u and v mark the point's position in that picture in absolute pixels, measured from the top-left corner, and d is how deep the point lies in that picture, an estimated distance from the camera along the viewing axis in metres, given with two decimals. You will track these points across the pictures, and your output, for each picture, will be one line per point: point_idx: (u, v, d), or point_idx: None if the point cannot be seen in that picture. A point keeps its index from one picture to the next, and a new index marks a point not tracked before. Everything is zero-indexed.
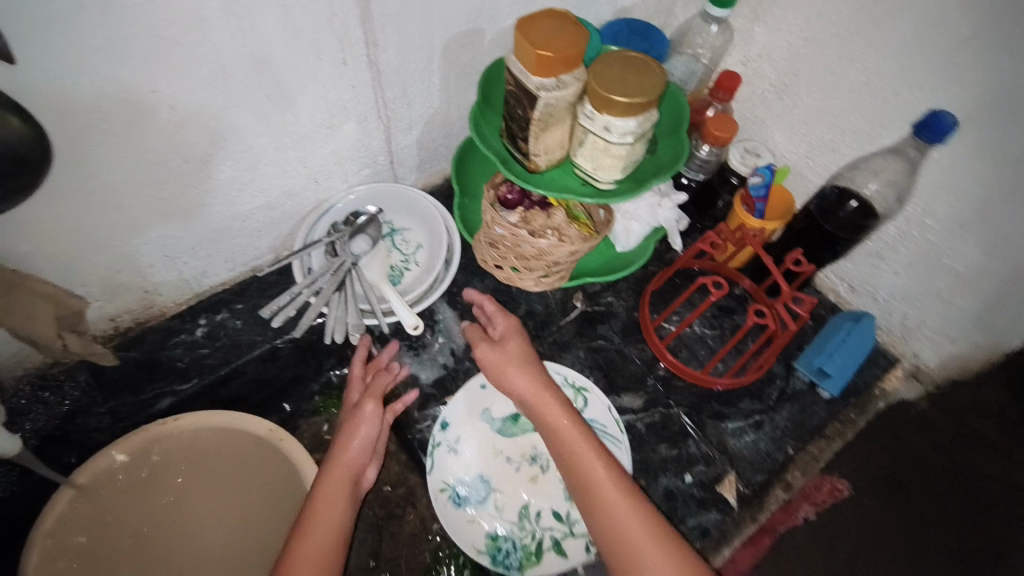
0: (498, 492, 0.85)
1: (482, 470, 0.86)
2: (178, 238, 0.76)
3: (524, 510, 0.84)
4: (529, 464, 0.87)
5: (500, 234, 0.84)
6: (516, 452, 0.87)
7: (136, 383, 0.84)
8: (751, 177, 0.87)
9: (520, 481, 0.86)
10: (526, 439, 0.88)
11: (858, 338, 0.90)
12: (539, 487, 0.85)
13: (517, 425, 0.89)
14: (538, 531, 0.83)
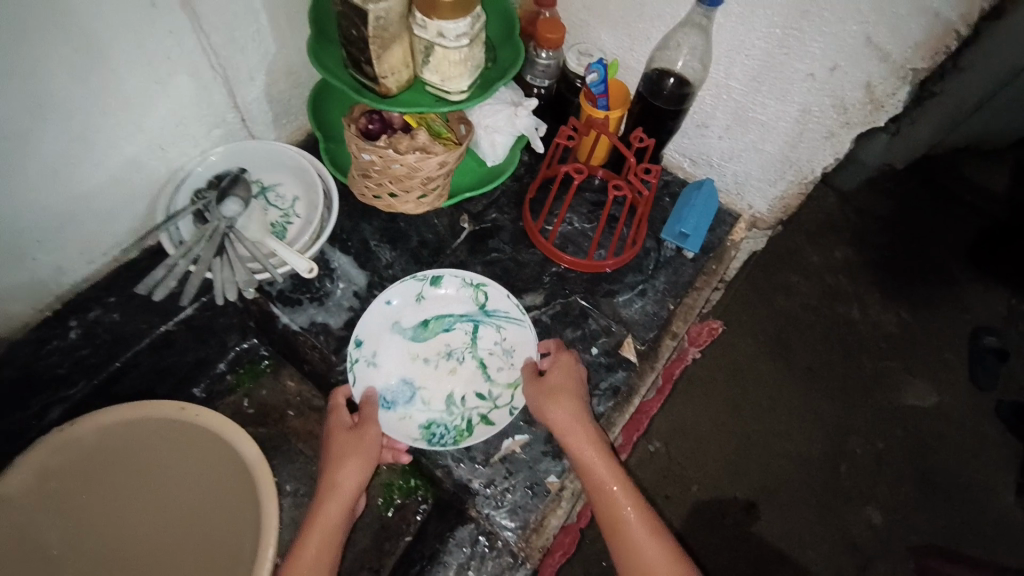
0: (423, 390, 0.88)
1: (402, 375, 0.88)
2: (15, 227, 0.72)
3: (449, 398, 0.88)
4: (446, 360, 0.90)
5: (368, 161, 0.83)
6: (431, 352, 0.90)
7: (17, 400, 0.80)
8: (588, 76, 0.95)
9: (441, 376, 0.89)
10: (439, 339, 0.91)
11: (705, 199, 1.07)
12: (460, 376, 0.89)
13: (426, 329, 0.91)
14: (466, 412, 0.87)
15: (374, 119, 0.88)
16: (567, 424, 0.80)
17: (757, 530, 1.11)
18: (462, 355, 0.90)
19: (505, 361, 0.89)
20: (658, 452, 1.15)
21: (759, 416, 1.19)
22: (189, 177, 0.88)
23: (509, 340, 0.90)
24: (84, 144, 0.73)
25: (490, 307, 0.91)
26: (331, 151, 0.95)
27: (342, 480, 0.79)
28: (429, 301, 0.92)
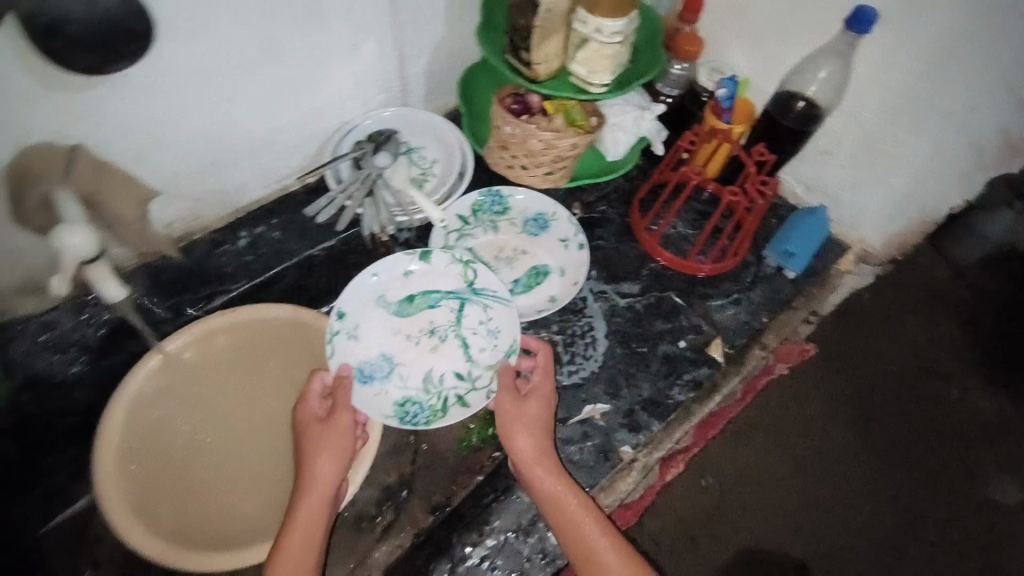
0: (402, 365, 0.91)
1: (383, 349, 0.91)
2: (227, 145, 0.86)
3: (427, 375, 0.91)
4: (427, 337, 0.93)
5: (509, 133, 0.92)
6: (415, 328, 0.93)
7: (192, 284, 0.94)
8: (718, 90, 1.01)
9: (421, 352, 0.92)
10: (424, 315, 0.94)
11: (816, 226, 1.08)
12: (442, 353, 0.92)
13: (432, 306, 0.94)
14: (443, 391, 0.90)
15: (518, 100, 0.95)
16: (533, 457, 0.80)
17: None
18: (430, 335, 0.93)
19: (482, 342, 0.92)
20: (709, 489, 1.10)
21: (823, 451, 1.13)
22: (355, 128, 1.01)
23: (494, 321, 0.93)
24: (289, 86, 0.86)
25: (479, 286, 0.94)
26: (470, 128, 1.06)
27: (317, 473, 0.76)
28: (435, 280, 0.95)
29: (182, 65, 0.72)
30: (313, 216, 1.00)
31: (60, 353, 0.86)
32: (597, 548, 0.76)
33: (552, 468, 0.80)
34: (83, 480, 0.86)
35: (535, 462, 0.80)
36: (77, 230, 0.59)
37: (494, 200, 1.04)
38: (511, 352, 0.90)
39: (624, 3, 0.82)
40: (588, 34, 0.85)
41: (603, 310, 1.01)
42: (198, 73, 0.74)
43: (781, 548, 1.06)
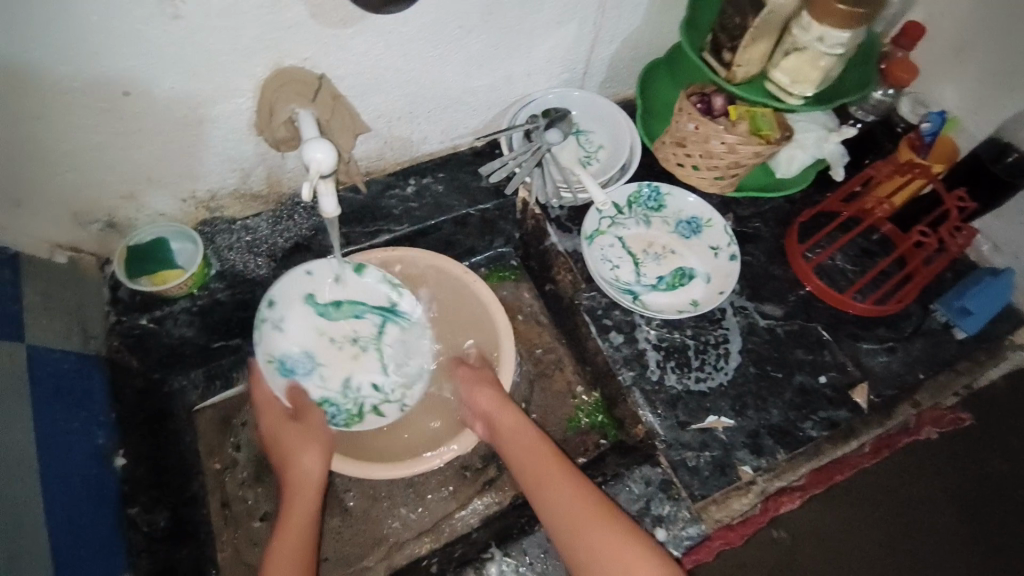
0: (323, 367, 0.94)
1: (304, 346, 0.94)
2: (425, 97, 0.92)
3: (346, 381, 0.95)
4: (349, 345, 0.96)
5: (690, 130, 0.92)
6: (337, 333, 0.95)
7: (363, 217, 1.02)
8: (920, 123, 0.97)
9: (341, 358, 0.95)
10: (347, 322, 0.96)
11: (1000, 290, 0.98)
12: (360, 364, 0.95)
13: (331, 311, 0.95)
14: (360, 399, 0.95)
15: (702, 99, 0.94)
16: (529, 437, 0.86)
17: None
18: (354, 345, 0.96)
19: (402, 359, 0.98)
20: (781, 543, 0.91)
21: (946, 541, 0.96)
22: (533, 102, 1.04)
23: (409, 346, 0.98)
24: (495, 53, 0.90)
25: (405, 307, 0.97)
26: (644, 120, 1.07)
27: (303, 463, 0.84)
28: (377, 297, 0.96)
29: (414, 17, 0.77)
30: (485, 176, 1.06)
31: (252, 254, 0.95)
32: (585, 513, 0.75)
33: (548, 447, 0.84)
34: (240, 369, 1.04)
35: (532, 443, 0.85)
36: (324, 147, 0.69)
37: (651, 195, 1.04)
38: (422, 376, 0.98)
39: (857, 19, 0.78)
40: (805, 42, 0.83)
41: (742, 326, 0.97)
42: (424, 26, 0.79)
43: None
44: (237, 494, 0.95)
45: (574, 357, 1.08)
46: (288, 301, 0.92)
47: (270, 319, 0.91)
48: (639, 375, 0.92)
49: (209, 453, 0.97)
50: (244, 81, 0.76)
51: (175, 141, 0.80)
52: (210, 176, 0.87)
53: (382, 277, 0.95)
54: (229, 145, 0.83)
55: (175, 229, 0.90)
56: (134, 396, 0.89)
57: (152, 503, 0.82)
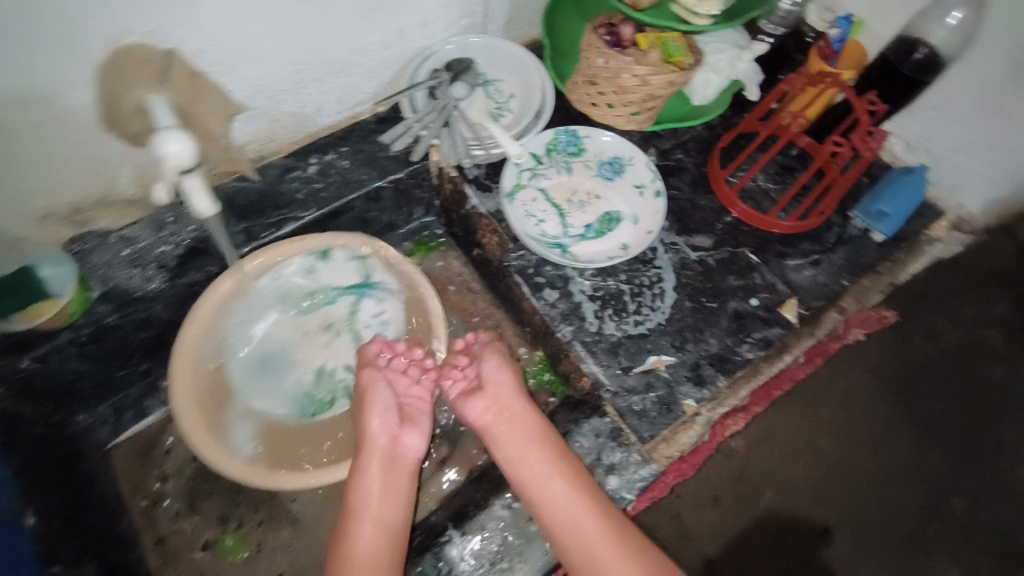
0: (297, 358, 0.93)
1: (280, 341, 0.93)
2: (308, 64, 0.82)
3: (320, 368, 0.93)
4: (324, 331, 0.95)
5: (601, 66, 0.86)
6: (312, 323, 0.95)
7: (264, 208, 0.93)
8: (829, 30, 0.94)
9: (316, 347, 0.94)
10: (322, 311, 0.96)
11: (913, 187, 1.00)
12: (334, 349, 0.94)
13: (307, 304, 0.95)
14: (336, 384, 0.92)
15: (611, 31, 0.89)
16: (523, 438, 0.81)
17: (825, 558, 0.93)
18: (330, 332, 0.95)
19: (376, 333, 0.95)
20: (734, 452, 0.98)
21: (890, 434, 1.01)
22: (433, 57, 0.96)
23: (387, 314, 0.96)
24: (378, 5, 0.81)
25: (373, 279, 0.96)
26: (553, 62, 1.01)
27: (406, 444, 0.83)
28: (344, 279, 0.96)
29: None
30: (388, 143, 0.98)
31: (139, 268, 0.86)
32: (584, 526, 0.76)
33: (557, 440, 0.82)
34: (153, 395, 0.95)
35: (518, 423, 0.83)
36: (180, 137, 0.59)
37: (570, 140, 1.00)
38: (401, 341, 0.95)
39: None
40: None
41: (674, 262, 0.96)
42: None
43: (805, 513, 0.96)
44: (173, 527, 0.90)
45: (512, 319, 1.05)
46: (265, 312, 0.93)
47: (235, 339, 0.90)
48: (578, 328, 0.91)
49: (134, 489, 0.91)
50: (76, 70, 0.64)
51: (11, 152, 0.68)
52: (70, 186, 0.76)
53: (344, 257, 0.95)
54: (82, 147, 0.72)
55: (37, 255, 0.79)
56: (34, 444, 0.80)
57: (77, 555, 0.75)
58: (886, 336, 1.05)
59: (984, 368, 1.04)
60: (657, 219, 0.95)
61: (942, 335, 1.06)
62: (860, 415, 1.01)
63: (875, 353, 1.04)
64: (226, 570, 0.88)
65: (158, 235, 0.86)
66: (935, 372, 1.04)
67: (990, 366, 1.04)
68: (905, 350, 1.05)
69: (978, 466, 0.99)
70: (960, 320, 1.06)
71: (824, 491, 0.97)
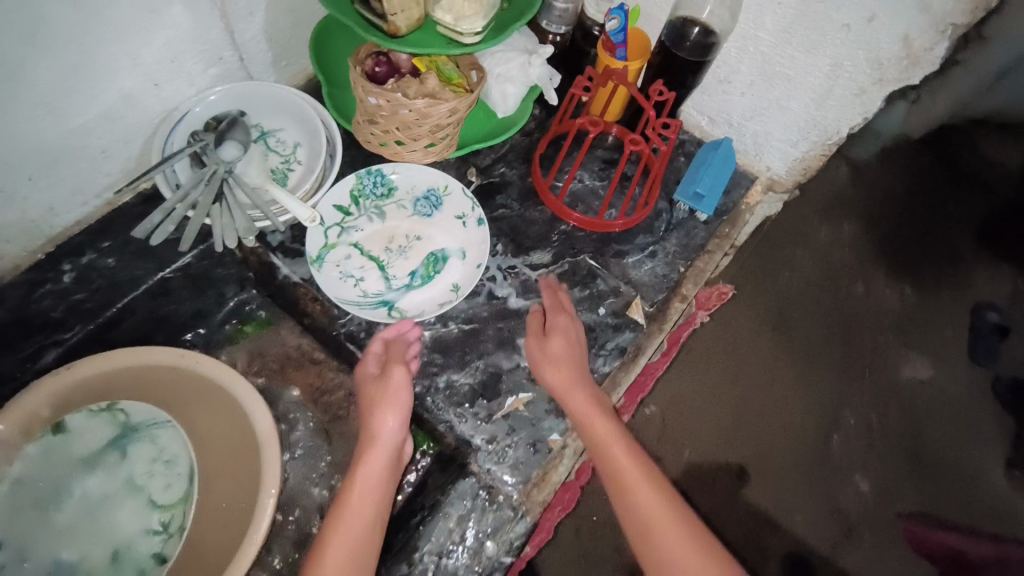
0: (74, 562, 0.72)
1: (39, 559, 0.71)
2: (7, 161, 0.68)
3: (112, 556, 0.72)
4: (95, 511, 0.74)
5: (375, 105, 0.78)
6: (75, 513, 0.74)
7: (9, 342, 0.77)
8: (608, 22, 0.90)
9: (91, 536, 0.73)
10: (83, 491, 0.75)
11: (722, 161, 1.03)
12: (118, 524, 0.74)
13: (64, 487, 0.74)
14: (141, 562, 0.72)
15: (380, 61, 0.82)
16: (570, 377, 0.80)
17: (745, 496, 1.02)
18: (105, 506, 0.74)
19: (162, 478, 0.76)
20: (651, 418, 1.06)
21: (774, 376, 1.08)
22: (186, 116, 0.83)
23: (169, 451, 0.77)
24: (79, 74, 0.68)
25: (133, 423, 0.77)
26: (331, 96, 0.90)
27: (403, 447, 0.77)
28: (95, 438, 0.76)
29: None
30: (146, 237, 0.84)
31: None
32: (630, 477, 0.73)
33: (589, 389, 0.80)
34: None
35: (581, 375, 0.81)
36: None
37: (375, 181, 0.91)
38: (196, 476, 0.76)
39: None
40: None
41: (515, 289, 0.92)
42: None
43: (719, 458, 1.03)
44: None
45: None
46: (9, 523, 0.71)
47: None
48: (427, 385, 0.84)
49: None
50: None
51: None
52: None
53: (82, 414, 0.76)
54: None
55: None
56: None
57: None
58: (734, 309, 1.12)
59: (855, 288, 1.12)
60: (482, 247, 0.89)
61: (798, 266, 1.13)
62: (749, 359, 1.08)
63: (750, 297, 1.12)
64: None
65: None
66: (810, 303, 1.10)
67: (856, 282, 1.11)
68: (771, 287, 1.12)
69: (865, 377, 1.07)
70: (799, 264, 1.13)
71: (731, 429, 1.05)
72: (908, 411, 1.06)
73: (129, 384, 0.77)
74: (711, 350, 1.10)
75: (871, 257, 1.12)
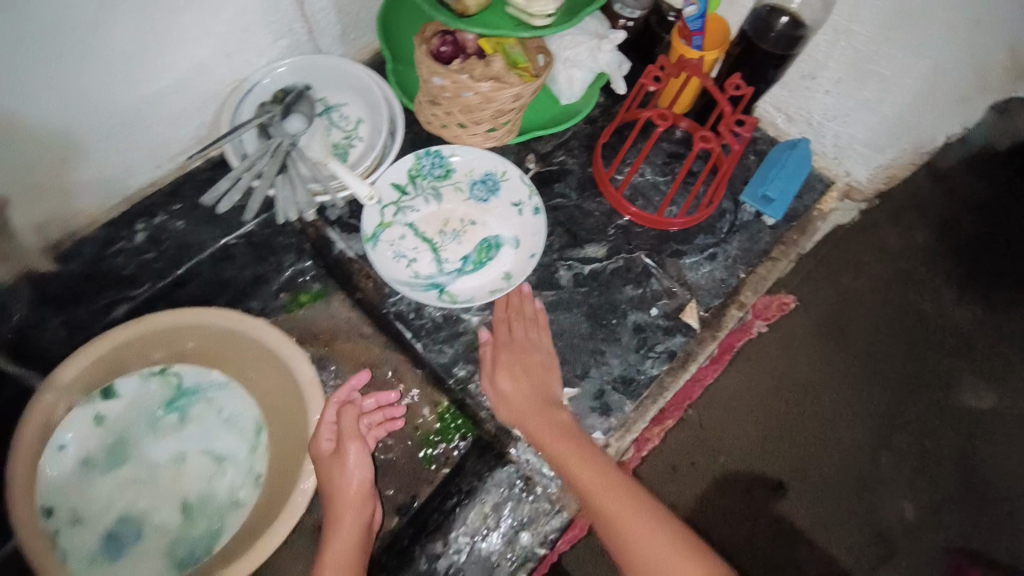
0: (150, 513, 0.78)
1: (117, 512, 0.77)
2: (87, 122, 0.70)
3: (184, 505, 0.78)
4: (159, 468, 0.80)
5: (438, 86, 0.76)
6: (142, 469, 0.79)
7: (85, 294, 0.81)
8: (686, 9, 0.84)
9: (161, 488, 0.79)
10: (146, 449, 0.80)
11: (797, 162, 0.97)
12: (185, 476, 0.79)
13: (128, 444, 0.79)
14: (211, 510, 0.77)
15: (445, 40, 0.79)
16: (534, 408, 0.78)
17: (779, 510, 0.96)
18: (173, 459, 0.80)
19: (221, 433, 0.81)
20: (689, 419, 0.99)
21: (825, 382, 1.01)
22: (255, 87, 0.84)
23: (226, 408, 0.82)
24: (156, 42, 0.69)
25: (186, 384, 0.82)
26: (396, 75, 0.89)
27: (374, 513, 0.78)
28: (155, 398, 0.81)
29: None
30: (212, 204, 0.85)
31: None
32: (611, 510, 0.68)
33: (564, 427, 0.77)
34: None
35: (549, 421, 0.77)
36: None
37: (435, 162, 0.91)
38: (259, 429, 0.81)
39: None
40: None
41: (568, 281, 0.91)
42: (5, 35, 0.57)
43: (759, 469, 0.97)
44: None
45: None
46: (86, 482, 0.77)
47: (60, 525, 0.75)
48: (473, 369, 0.84)
49: None
50: None
51: None
52: None
53: (138, 378, 0.81)
54: None
55: None
56: None
57: None
58: (796, 316, 1.04)
59: (915, 300, 1.03)
60: (538, 237, 0.88)
61: (872, 269, 1.05)
62: (805, 370, 1.01)
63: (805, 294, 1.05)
64: None
65: None
66: (866, 308, 1.03)
67: (914, 296, 1.03)
68: (829, 287, 1.05)
69: (916, 397, 0.99)
70: (876, 264, 1.05)
71: (771, 439, 0.99)
72: (959, 437, 0.97)
73: (191, 347, 0.82)
74: (774, 358, 1.02)
75: (937, 266, 1.03)
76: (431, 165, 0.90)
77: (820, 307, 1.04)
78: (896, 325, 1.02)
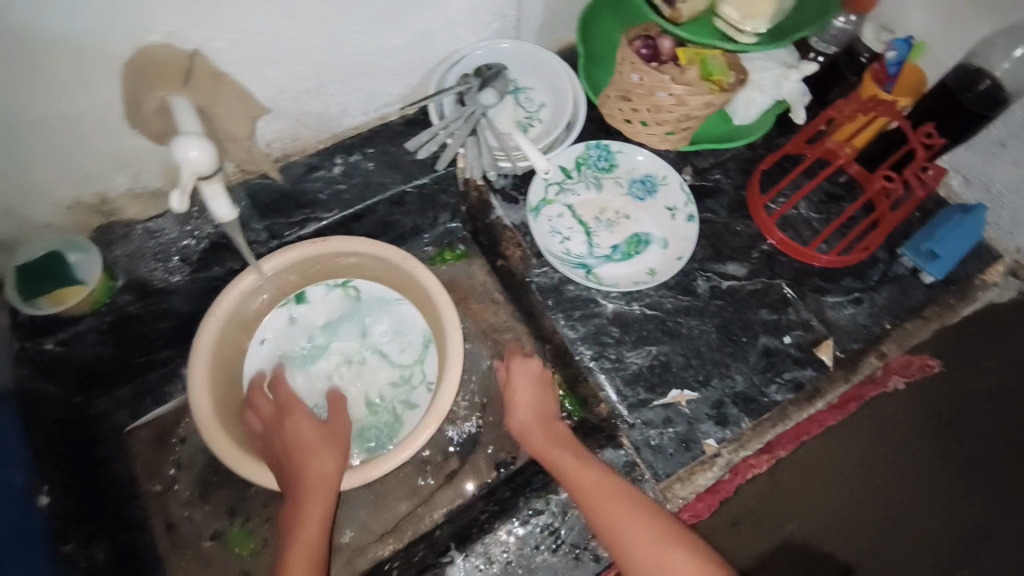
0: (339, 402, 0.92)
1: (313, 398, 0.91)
2: (333, 64, 0.80)
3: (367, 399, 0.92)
4: (344, 365, 0.93)
5: (634, 82, 0.81)
6: (330, 363, 0.93)
7: (286, 208, 0.92)
8: (886, 52, 0.89)
9: (348, 381, 0.93)
10: (332, 348, 0.94)
11: (970, 227, 0.92)
12: (365, 374, 0.93)
13: (315, 341, 0.93)
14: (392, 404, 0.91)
15: (648, 44, 0.84)
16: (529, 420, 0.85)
17: None
18: (355, 358, 0.94)
19: (394, 340, 0.94)
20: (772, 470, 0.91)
21: (928, 470, 0.93)
22: (462, 60, 0.92)
23: (399, 321, 0.94)
24: (407, 6, 0.78)
25: (365, 295, 0.95)
26: (586, 70, 0.97)
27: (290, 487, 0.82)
28: (336, 305, 0.95)
29: None
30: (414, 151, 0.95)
31: (162, 261, 0.85)
32: (607, 499, 0.73)
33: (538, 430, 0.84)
34: (172, 384, 0.97)
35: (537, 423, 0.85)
36: (198, 142, 0.58)
37: (601, 155, 0.96)
38: (427, 343, 0.93)
39: None
40: None
41: (705, 291, 0.92)
42: None
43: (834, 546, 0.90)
44: (183, 515, 0.89)
45: (532, 335, 1.03)
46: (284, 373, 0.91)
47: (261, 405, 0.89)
48: (599, 352, 0.88)
49: (148, 475, 0.91)
50: (104, 67, 0.64)
51: (39, 144, 0.69)
52: (94, 177, 0.76)
53: (324, 288, 0.95)
54: (108, 142, 0.72)
55: (62, 239, 0.80)
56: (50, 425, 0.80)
57: (87, 538, 0.76)
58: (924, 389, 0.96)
59: None
60: (687, 243, 0.91)
61: (1004, 373, 0.97)
62: (903, 454, 0.94)
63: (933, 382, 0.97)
64: (228, 563, 0.87)
65: (167, 245, 0.85)
66: (984, 412, 0.96)
67: None
68: (955, 378, 0.97)
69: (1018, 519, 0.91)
70: (1016, 358, 0.98)
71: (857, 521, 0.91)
72: None
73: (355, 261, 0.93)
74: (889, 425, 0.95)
75: None
76: (597, 156, 0.95)
77: (948, 390, 0.97)
78: (1007, 443, 0.94)
